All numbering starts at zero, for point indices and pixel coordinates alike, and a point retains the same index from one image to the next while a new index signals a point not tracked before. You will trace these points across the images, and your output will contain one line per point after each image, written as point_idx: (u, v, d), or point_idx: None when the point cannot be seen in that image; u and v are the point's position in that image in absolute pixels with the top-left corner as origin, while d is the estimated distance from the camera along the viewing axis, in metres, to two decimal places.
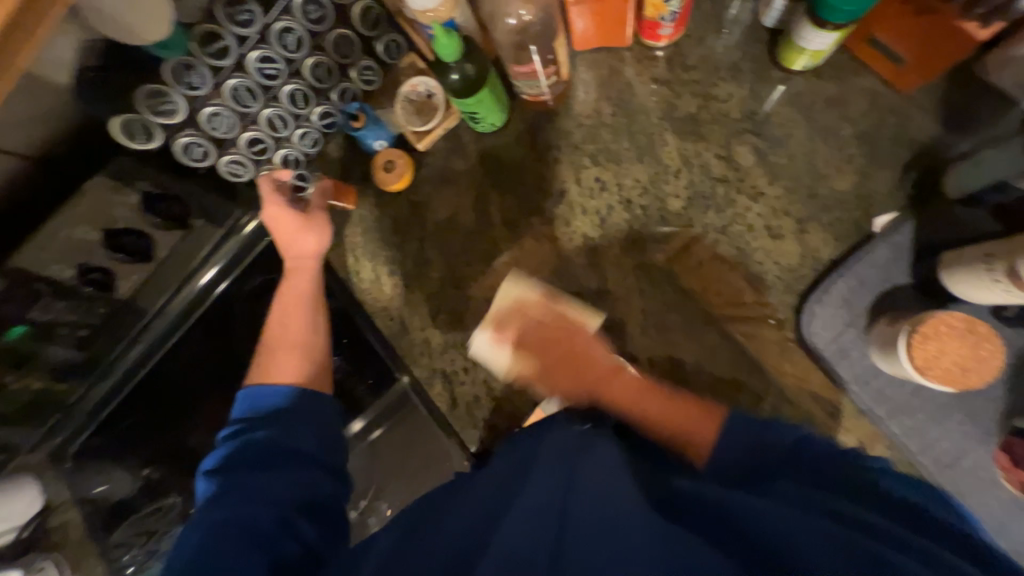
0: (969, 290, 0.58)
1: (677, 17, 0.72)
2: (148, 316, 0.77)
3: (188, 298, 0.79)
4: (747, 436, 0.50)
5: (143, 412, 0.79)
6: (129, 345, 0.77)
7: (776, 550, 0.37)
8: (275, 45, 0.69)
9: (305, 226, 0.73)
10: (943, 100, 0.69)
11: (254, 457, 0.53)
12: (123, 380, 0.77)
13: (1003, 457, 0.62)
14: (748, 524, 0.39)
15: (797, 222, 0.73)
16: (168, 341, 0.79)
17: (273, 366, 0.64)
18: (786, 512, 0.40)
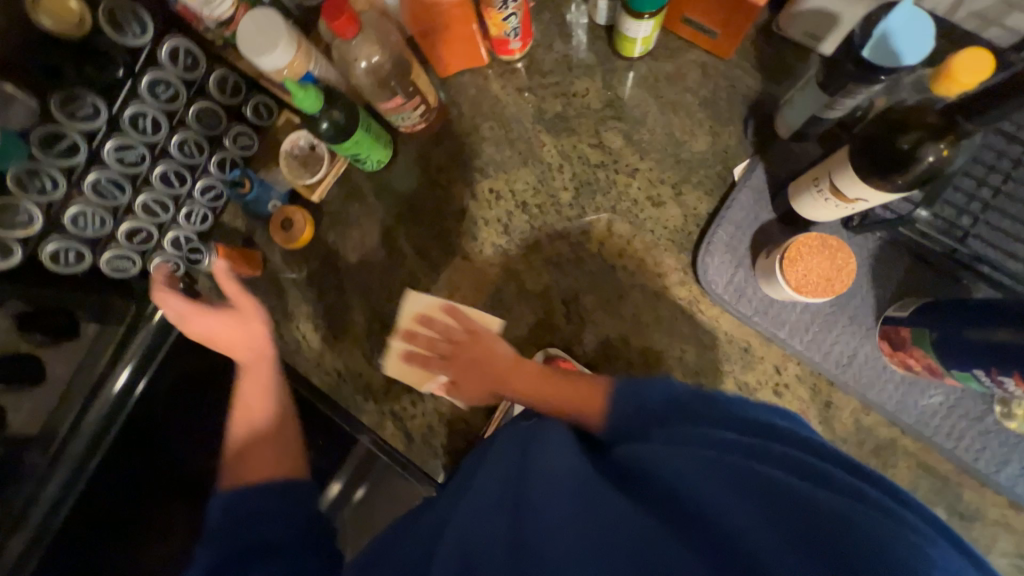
0: (813, 210, 0.66)
1: (520, 31, 0.78)
2: (61, 435, 0.71)
3: (104, 409, 0.74)
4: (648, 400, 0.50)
5: (83, 538, 0.74)
6: (44, 479, 0.70)
7: (696, 510, 0.38)
8: (129, 133, 0.67)
9: (237, 318, 0.70)
10: (758, 57, 0.80)
11: (246, 526, 0.56)
12: (47, 517, 0.70)
13: (884, 344, 0.71)
14: (658, 479, 0.41)
15: (672, 187, 0.81)
16: (91, 461, 0.73)
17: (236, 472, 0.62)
18: (698, 463, 0.41)
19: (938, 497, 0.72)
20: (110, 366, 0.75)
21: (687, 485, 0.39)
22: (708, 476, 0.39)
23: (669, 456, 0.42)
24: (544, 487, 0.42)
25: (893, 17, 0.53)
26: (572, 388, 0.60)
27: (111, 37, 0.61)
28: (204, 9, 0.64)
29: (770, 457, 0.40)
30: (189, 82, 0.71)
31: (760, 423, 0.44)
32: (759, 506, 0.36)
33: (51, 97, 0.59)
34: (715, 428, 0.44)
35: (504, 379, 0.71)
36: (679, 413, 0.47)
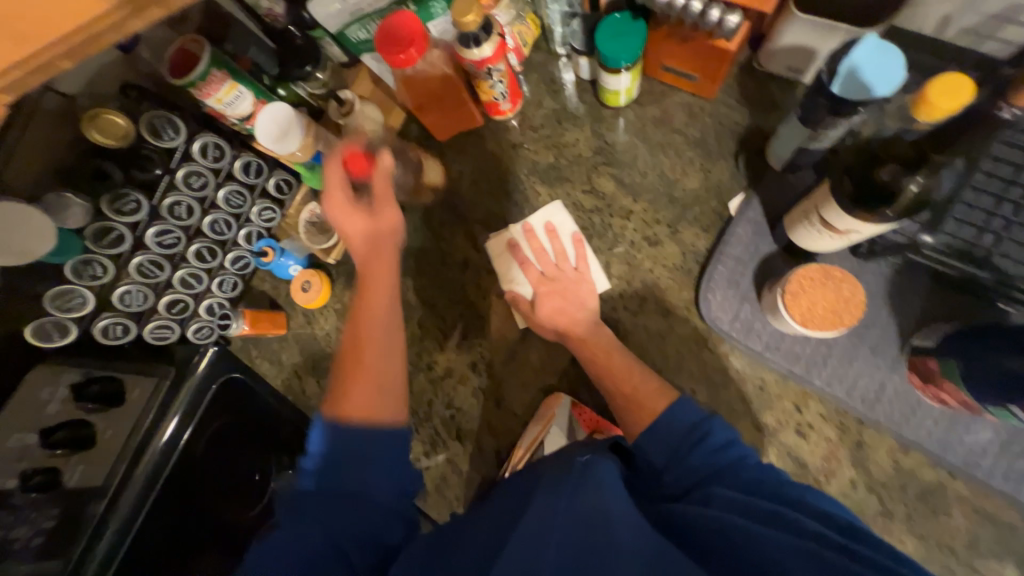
0: (810, 241, 0.64)
1: (509, 93, 0.84)
2: (113, 488, 0.72)
3: (152, 463, 0.75)
4: (704, 462, 0.52)
5: None
6: (94, 538, 0.70)
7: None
8: (167, 219, 0.76)
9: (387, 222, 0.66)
10: (743, 93, 0.81)
11: (348, 456, 0.55)
12: None
13: (914, 377, 0.65)
14: (731, 551, 0.42)
15: (668, 226, 0.81)
16: (135, 520, 0.73)
17: (354, 392, 0.58)
18: (764, 537, 0.42)
19: (998, 547, 0.65)
20: (158, 421, 0.76)
21: (769, 561, 0.40)
22: (783, 559, 0.39)
23: (740, 536, 0.42)
24: (611, 528, 0.45)
25: (858, 52, 0.53)
26: (628, 370, 0.68)
27: (150, 141, 0.72)
28: (226, 110, 0.73)
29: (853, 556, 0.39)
30: (217, 170, 0.79)
31: (840, 520, 0.43)
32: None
33: (102, 197, 0.70)
34: (791, 514, 0.43)
35: (580, 329, 0.74)
36: (744, 484, 0.49)
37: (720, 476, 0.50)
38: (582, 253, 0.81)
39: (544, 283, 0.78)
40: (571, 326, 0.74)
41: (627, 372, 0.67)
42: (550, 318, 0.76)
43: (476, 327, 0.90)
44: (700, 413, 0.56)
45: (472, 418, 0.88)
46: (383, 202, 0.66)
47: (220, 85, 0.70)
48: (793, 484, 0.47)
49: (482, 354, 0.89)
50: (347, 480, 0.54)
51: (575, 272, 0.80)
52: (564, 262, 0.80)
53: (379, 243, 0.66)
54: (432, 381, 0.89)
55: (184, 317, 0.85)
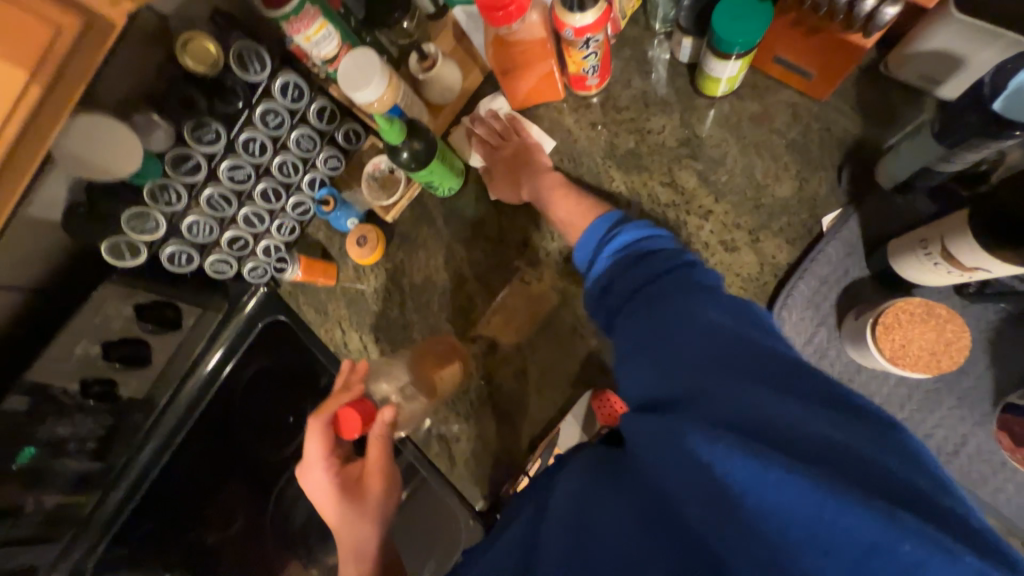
0: (918, 274, 0.59)
1: (599, 68, 0.79)
2: (159, 407, 0.84)
3: (198, 384, 0.85)
4: (647, 309, 0.48)
5: (155, 517, 0.82)
6: (141, 446, 0.82)
7: (661, 493, 0.36)
8: (242, 154, 0.76)
9: (383, 475, 0.66)
10: (860, 99, 0.73)
11: None
12: (134, 486, 0.81)
13: (1003, 437, 0.59)
14: (637, 461, 0.39)
15: (749, 233, 0.76)
16: (176, 434, 0.83)
17: None
18: (657, 431, 0.38)
19: None
20: (196, 362, 0.85)
21: (655, 464, 0.37)
22: (654, 447, 0.37)
23: (630, 433, 0.40)
24: (556, 514, 0.44)
25: None
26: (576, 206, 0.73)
27: (237, 74, 0.70)
28: (313, 49, 0.71)
29: (733, 411, 0.35)
30: (294, 111, 0.78)
31: (745, 374, 0.37)
32: (697, 485, 0.32)
33: (185, 124, 0.70)
34: (686, 390, 0.39)
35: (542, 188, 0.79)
36: (655, 357, 0.43)
37: (640, 306, 0.49)
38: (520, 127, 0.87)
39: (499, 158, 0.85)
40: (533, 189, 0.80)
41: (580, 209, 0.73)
42: (509, 189, 0.84)
43: (525, 307, 0.88)
44: (664, 245, 0.54)
45: (508, 396, 0.87)
46: (372, 480, 0.66)
47: (311, 22, 0.68)
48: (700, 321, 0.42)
49: (527, 335, 0.87)
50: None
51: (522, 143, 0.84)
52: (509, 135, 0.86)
53: (374, 494, 0.66)
54: (473, 355, 0.89)
55: (243, 255, 0.86)
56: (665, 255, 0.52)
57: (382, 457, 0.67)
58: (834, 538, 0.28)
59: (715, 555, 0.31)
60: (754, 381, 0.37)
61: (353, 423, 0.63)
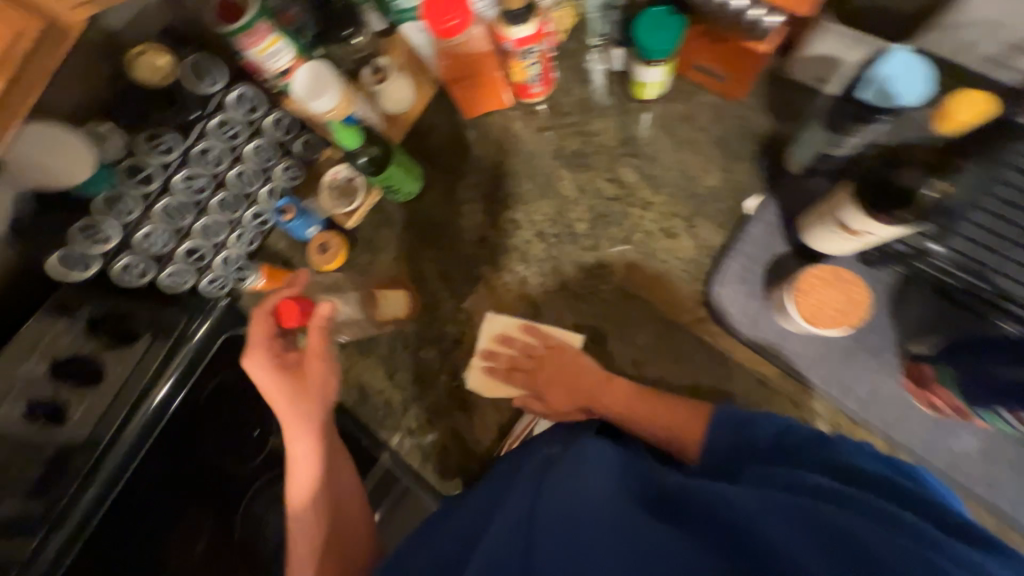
0: (824, 244, 0.67)
1: (541, 77, 0.86)
2: (103, 444, 0.77)
3: (145, 420, 0.80)
4: (730, 437, 0.60)
5: (99, 563, 0.76)
6: (80, 491, 0.75)
7: (744, 527, 0.40)
8: (197, 165, 0.77)
9: (323, 359, 0.68)
10: (769, 97, 0.83)
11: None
12: (73, 534, 0.74)
13: (908, 382, 0.69)
14: (723, 504, 0.42)
15: (686, 220, 0.84)
16: (126, 470, 0.78)
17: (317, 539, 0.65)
18: (755, 492, 0.43)
19: None
20: (151, 385, 0.81)
21: (749, 507, 0.41)
22: (771, 504, 0.41)
23: (733, 491, 0.44)
24: (584, 510, 0.44)
25: (885, 64, 0.57)
26: (680, 418, 0.70)
27: (189, 87, 0.73)
28: (266, 62, 0.74)
29: (855, 506, 0.41)
30: (249, 123, 0.81)
31: (840, 468, 0.48)
32: (820, 540, 0.37)
33: (138, 135, 0.72)
34: (792, 474, 0.47)
35: (597, 399, 0.77)
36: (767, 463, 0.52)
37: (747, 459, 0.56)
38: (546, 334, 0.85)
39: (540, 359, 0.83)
40: (591, 395, 0.77)
41: (677, 415, 0.70)
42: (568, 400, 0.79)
43: (488, 303, 0.91)
44: (738, 412, 0.62)
45: (476, 390, 0.90)
46: (314, 362, 0.67)
47: (263, 38, 0.71)
48: (822, 448, 0.51)
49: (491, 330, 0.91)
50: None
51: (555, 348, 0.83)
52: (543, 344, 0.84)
53: (315, 378, 0.67)
54: (440, 352, 0.91)
55: (201, 266, 0.86)
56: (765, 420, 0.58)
57: (320, 346, 0.67)
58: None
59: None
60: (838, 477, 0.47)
61: (293, 313, 0.66)
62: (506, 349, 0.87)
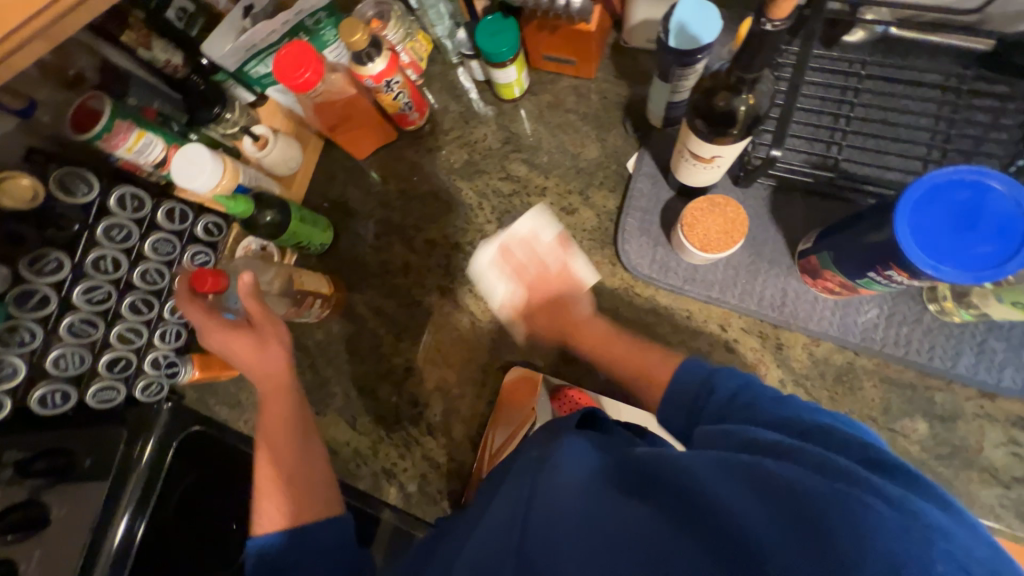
0: (693, 179, 0.73)
1: (413, 104, 0.91)
2: None
3: (111, 555, 0.78)
4: (682, 395, 0.54)
5: None
6: None
7: (696, 500, 0.37)
8: (94, 275, 0.77)
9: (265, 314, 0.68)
10: (618, 68, 0.91)
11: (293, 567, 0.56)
12: None
13: (805, 276, 0.75)
14: (676, 475, 0.39)
15: (580, 194, 0.89)
16: None
17: (273, 508, 0.60)
18: (707, 455, 0.40)
19: (911, 406, 0.73)
20: (108, 523, 0.79)
21: (700, 473, 0.38)
22: (711, 466, 0.38)
23: (685, 455, 0.41)
24: (555, 503, 0.40)
25: (679, 11, 0.65)
26: (627, 351, 0.71)
27: (63, 200, 0.72)
28: (139, 158, 0.76)
29: (797, 453, 0.38)
30: (140, 220, 0.81)
31: (798, 424, 0.43)
32: (757, 496, 0.35)
33: (19, 259, 0.70)
34: (740, 429, 0.43)
35: (576, 327, 0.75)
36: (725, 416, 0.48)
37: (699, 414, 0.51)
38: (568, 255, 0.77)
39: (531, 291, 0.76)
40: (568, 330, 0.76)
41: (633, 349, 0.70)
42: (544, 330, 0.79)
43: (426, 323, 0.93)
44: (706, 367, 0.55)
45: (438, 410, 0.90)
46: (258, 318, 0.68)
47: (128, 134, 0.73)
48: (757, 394, 0.48)
49: (436, 349, 0.92)
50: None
51: (563, 273, 0.76)
52: (548, 264, 0.76)
53: (263, 333, 0.68)
54: (395, 384, 0.92)
55: (130, 375, 0.84)
56: (730, 378, 0.52)
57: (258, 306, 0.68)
58: (870, 540, 0.31)
59: (757, 546, 0.33)
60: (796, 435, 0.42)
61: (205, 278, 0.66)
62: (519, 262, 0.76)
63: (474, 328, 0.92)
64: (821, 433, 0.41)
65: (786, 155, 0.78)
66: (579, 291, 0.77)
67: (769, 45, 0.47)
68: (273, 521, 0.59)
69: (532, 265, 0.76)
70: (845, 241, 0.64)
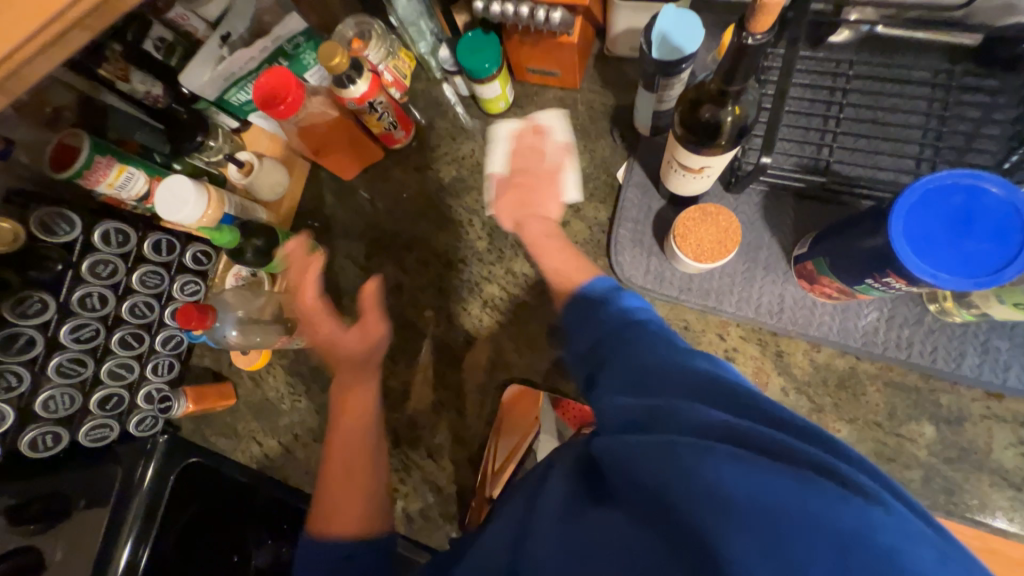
0: (683, 189, 0.72)
1: (398, 123, 0.90)
2: None
3: None
4: (588, 341, 0.52)
5: None
6: None
7: (646, 506, 0.34)
8: (81, 313, 0.75)
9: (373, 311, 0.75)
10: (603, 77, 0.90)
11: None
12: None
13: (802, 281, 0.74)
14: (627, 479, 0.36)
15: (571, 207, 0.88)
16: None
17: (336, 505, 0.61)
18: (643, 448, 0.36)
19: (917, 410, 0.72)
20: (107, 555, 0.79)
21: (642, 473, 0.35)
22: (649, 461, 0.35)
23: (624, 451, 0.37)
24: (543, 547, 0.39)
25: (661, 21, 0.64)
26: (566, 260, 0.65)
27: (45, 241, 0.71)
28: (121, 193, 0.74)
29: (727, 430, 0.34)
30: (125, 254, 0.79)
31: (711, 386, 0.39)
32: (698, 494, 0.31)
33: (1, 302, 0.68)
34: (664, 405, 0.38)
35: (526, 219, 0.70)
36: (635, 377, 0.44)
37: (611, 371, 0.47)
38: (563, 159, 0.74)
39: (515, 175, 0.72)
40: (524, 219, 0.70)
41: (564, 255, 0.66)
42: (510, 215, 0.71)
43: (421, 344, 0.92)
44: (606, 290, 0.56)
45: (438, 432, 0.89)
46: (367, 315, 0.75)
47: (108, 170, 0.71)
48: (678, 358, 0.43)
49: (432, 369, 0.91)
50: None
51: (552, 169, 0.72)
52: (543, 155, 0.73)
53: (369, 328, 0.74)
54: (392, 407, 0.91)
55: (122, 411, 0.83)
56: (620, 326, 0.50)
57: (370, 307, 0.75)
58: (814, 526, 0.28)
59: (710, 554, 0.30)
60: (715, 400, 0.38)
61: (189, 314, 0.74)
62: (524, 138, 0.73)
63: (470, 347, 0.91)
64: (741, 397, 0.37)
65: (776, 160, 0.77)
66: (556, 195, 0.71)
67: (751, 59, 0.46)
68: (339, 522, 0.59)
69: (530, 145, 0.72)
70: (838, 247, 0.63)
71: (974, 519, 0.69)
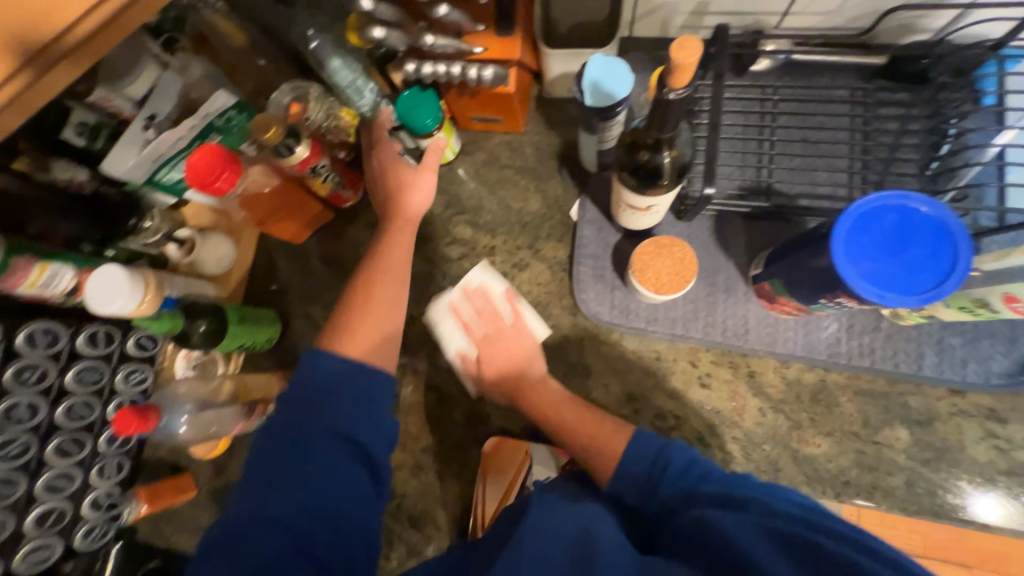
0: (635, 224, 0.73)
1: (344, 182, 0.89)
2: None
3: None
4: (650, 450, 0.55)
5: None
6: None
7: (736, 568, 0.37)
8: (7, 427, 0.68)
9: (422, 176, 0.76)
10: (546, 119, 0.91)
11: None
12: None
13: (763, 301, 0.74)
14: (715, 546, 0.40)
15: (530, 249, 0.88)
16: None
17: (355, 331, 0.67)
18: (740, 526, 0.40)
19: (888, 415, 0.73)
20: None
21: (738, 545, 0.38)
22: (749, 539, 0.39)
23: (725, 525, 0.41)
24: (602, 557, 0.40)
25: (591, 70, 0.66)
26: (597, 424, 0.64)
27: None
28: (45, 291, 0.69)
29: (825, 530, 0.38)
30: (56, 354, 0.73)
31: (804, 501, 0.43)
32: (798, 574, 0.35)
33: None
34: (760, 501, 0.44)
35: (523, 385, 0.72)
36: (721, 480, 0.49)
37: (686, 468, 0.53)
38: (517, 307, 0.79)
39: (487, 347, 0.76)
40: (516, 387, 0.73)
41: (587, 416, 0.66)
42: (498, 385, 0.75)
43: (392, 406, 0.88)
44: (658, 442, 0.56)
45: (419, 498, 0.85)
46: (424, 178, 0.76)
47: (29, 269, 0.66)
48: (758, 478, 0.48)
49: (406, 431, 0.87)
50: (332, 414, 0.59)
51: (515, 326, 0.77)
52: (501, 319, 0.77)
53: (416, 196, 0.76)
54: None
55: (65, 526, 0.75)
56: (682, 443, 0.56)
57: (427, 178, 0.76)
58: None
59: None
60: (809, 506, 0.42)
61: (126, 422, 0.68)
62: (472, 316, 0.78)
63: (443, 403, 0.87)
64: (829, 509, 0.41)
65: (721, 185, 0.79)
66: (532, 347, 0.75)
67: (677, 109, 0.47)
68: (354, 345, 0.65)
69: (485, 320, 0.77)
70: (792, 268, 0.63)
71: (961, 519, 0.70)
